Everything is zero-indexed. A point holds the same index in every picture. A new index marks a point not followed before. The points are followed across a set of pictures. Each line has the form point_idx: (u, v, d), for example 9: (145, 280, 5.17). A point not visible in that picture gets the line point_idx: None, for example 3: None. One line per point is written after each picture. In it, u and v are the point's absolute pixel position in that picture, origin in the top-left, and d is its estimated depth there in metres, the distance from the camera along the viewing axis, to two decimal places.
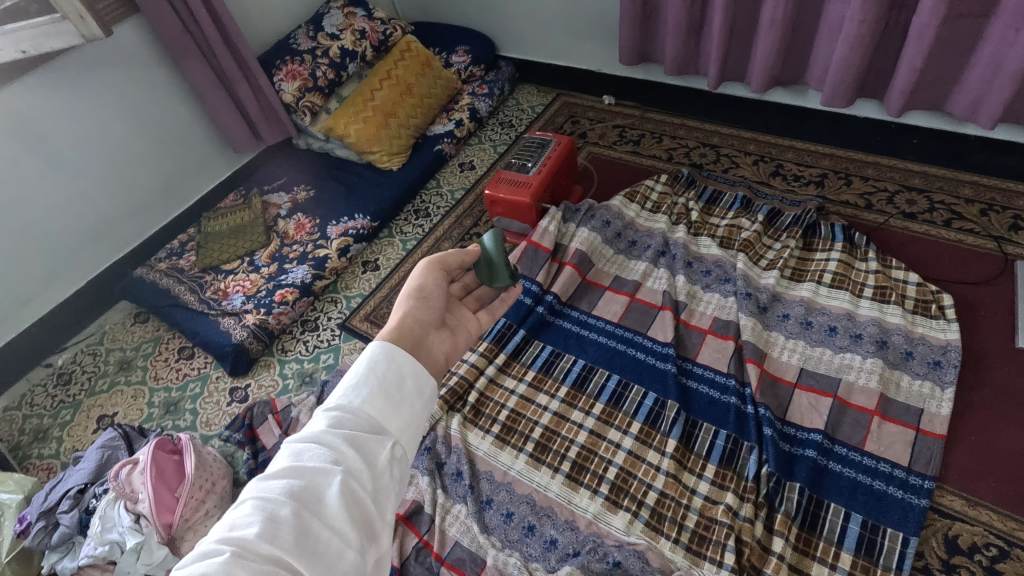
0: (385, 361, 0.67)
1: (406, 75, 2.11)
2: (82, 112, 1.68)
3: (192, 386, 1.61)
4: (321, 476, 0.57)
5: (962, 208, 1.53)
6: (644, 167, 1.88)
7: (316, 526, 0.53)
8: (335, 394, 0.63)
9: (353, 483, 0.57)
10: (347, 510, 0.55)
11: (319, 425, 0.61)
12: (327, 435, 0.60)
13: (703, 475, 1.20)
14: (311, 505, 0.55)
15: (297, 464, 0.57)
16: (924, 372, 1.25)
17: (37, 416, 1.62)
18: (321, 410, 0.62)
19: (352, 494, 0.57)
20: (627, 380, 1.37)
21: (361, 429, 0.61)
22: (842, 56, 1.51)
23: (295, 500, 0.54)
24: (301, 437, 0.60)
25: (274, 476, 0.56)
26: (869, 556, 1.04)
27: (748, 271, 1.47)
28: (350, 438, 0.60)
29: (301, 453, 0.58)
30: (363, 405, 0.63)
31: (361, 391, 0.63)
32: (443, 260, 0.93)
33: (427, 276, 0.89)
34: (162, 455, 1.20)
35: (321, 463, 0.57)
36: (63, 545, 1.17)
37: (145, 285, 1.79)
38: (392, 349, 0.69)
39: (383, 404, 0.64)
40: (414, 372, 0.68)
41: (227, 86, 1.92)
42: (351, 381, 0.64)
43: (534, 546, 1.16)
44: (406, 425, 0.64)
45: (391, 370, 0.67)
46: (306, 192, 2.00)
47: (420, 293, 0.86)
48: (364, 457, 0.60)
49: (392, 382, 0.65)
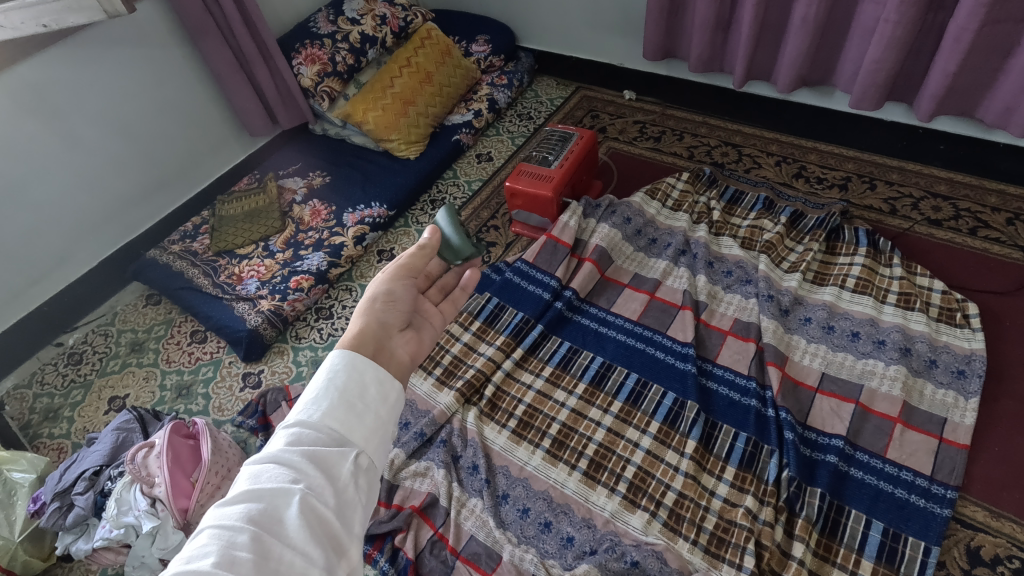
0: (345, 371, 0.66)
1: (426, 63, 2.09)
2: (98, 90, 1.66)
3: (205, 370, 1.60)
4: (280, 497, 0.56)
5: (989, 217, 1.52)
6: (664, 164, 1.86)
7: (276, 548, 0.52)
8: (294, 410, 0.62)
9: (315, 500, 0.56)
10: (311, 528, 0.55)
11: (277, 443, 0.60)
12: (285, 453, 0.59)
13: (722, 477, 1.19)
14: (270, 527, 0.54)
15: (255, 488, 0.56)
16: (948, 381, 1.24)
17: (48, 395, 1.61)
18: (280, 428, 0.61)
19: (315, 512, 0.56)
20: (646, 379, 1.36)
21: (323, 444, 0.60)
22: (875, 57, 1.49)
23: (253, 524, 0.53)
24: (260, 458, 0.59)
25: (232, 502, 0.55)
26: (890, 564, 1.04)
27: (770, 273, 1.46)
28: (310, 454, 0.59)
29: (259, 475, 0.57)
30: (324, 418, 0.61)
31: (321, 405, 0.62)
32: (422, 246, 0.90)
33: (399, 275, 0.86)
34: (178, 439, 1.20)
35: (280, 483, 0.56)
36: (77, 527, 1.16)
37: (158, 267, 1.78)
38: (353, 356, 0.67)
39: (345, 415, 0.62)
40: (378, 378, 0.67)
41: (246, 68, 1.89)
42: (310, 394, 0.63)
43: (551, 543, 1.15)
44: (371, 434, 0.63)
45: (352, 379, 0.65)
46: (321, 178, 1.99)
47: (388, 296, 0.83)
48: (326, 473, 0.59)
49: (354, 392, 0.64)
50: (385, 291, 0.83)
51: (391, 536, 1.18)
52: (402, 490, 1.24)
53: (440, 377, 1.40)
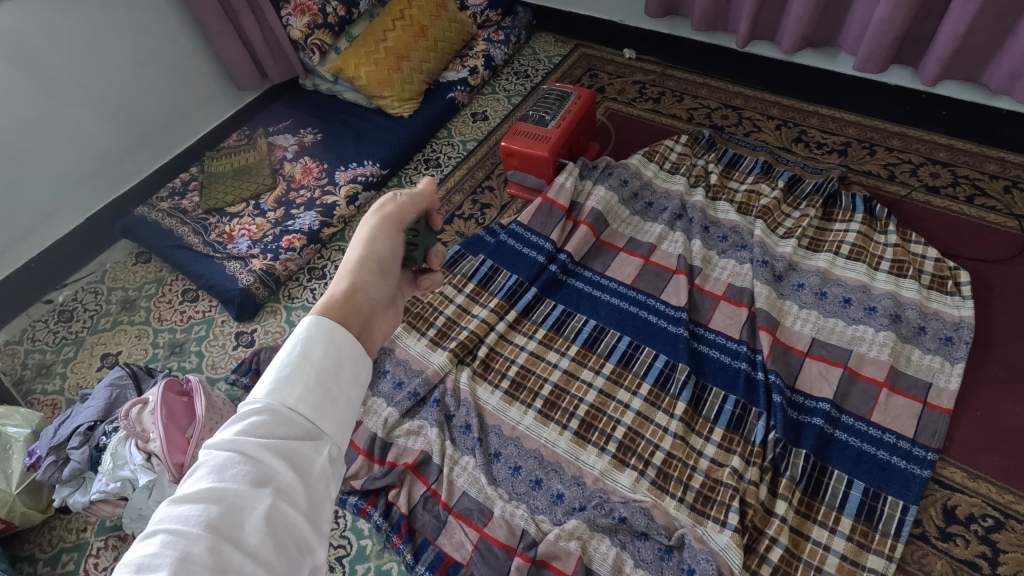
0: (322, 346, 0.63)
1: (421, 15, 2.00)
2: (77, 39, 1.60)
3: (197, 328, 1.60)
4: (244, 499, 0.54)
5: (986, 184, 1.51)
6: (663, 126, 1.83)
7: (238, 557, 0.51)
8: (264, 390, 0.60)
9: (282, 502, 0.55)
10: (276, 533, 0.54)
11: (243, 431, 0.57)
12: (252, 446, 0.56)
13: (710, 438, 1.21)
14: (231, 533, 0.52)
15: (217, 487, 0.53)
16: (935, 347, 1.26)
17: (39, 351, 1.60)
18: (246, 411, 0.58)
19: (282, 515, 0.55)
20: (639, 342, 1.37)
21: (295, 435, 0.59)
22: (882, 18, 1.45)
23: (212, 531, 0.51)
24: (222, 449, 0.56)
25: (189, 501, 0.52)
26: (868, 522, 1.07)
27: (765, 239, 1.45)
28: (279, 448, 0.58)
29: (221, 470, 0.55)
30: (298, 404, 0.60)
31: (295, 388, 0.60)
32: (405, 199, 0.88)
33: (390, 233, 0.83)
34: (172, 396, 1.20)
35: (244, 483, 0.54)
36: (74, 480, 1.18)
37: (147, 224, 1.75)
38: (331, 328, 0.65)
39: (320, 401, 0.61)
40: (353, 357, 0.65)
41: (231, 18, 1.85)
42: (282, 372, 0.61)
43: (540, 500, 1.17)
44: (344, 422, 0.63)
45: (328, 357, 0.63)
46: (312, 136, 1.94)
47: (378, 263, 0.80)
48: (297, 468, 0.58)
49: (330, 373, 0.62)
50: (371, 255, 0.80)
51: (385, 491, 1.22)
52: (396, 447, 1.27)
53: (433, 338, 1.41)
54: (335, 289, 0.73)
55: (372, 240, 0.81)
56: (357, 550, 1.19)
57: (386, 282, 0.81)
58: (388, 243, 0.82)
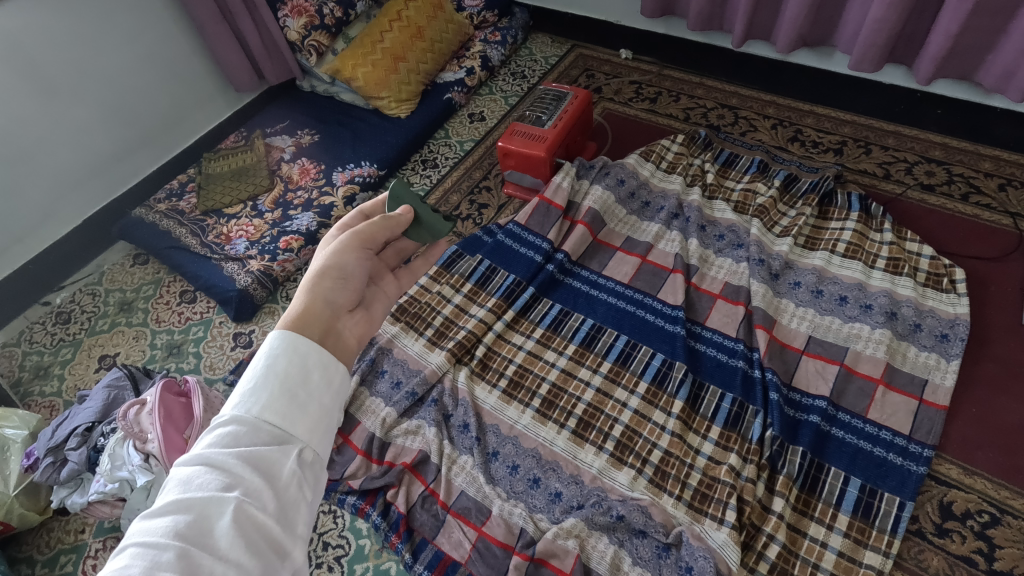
0: (286, 355, 0.64)
1: (417, 16, 2.01)
2: (74, 41, 1.60)
3: (195, 330, 1.60)
4: (211, 506, 0.54)
5: (981, 182, 1.51)
6: (660, 125, 1.83)
7: (207, 563, 0.51)
8: (231, 403, 0.61)
9: (251, 506, 0.56)
10: (246, 536, 0.54)
11: (211, 443, 0.58)
12: (219, 455, 0.57)
13: (708, 436, 1.22)
14: (200, 540, 0.52)
15: (184, 497, 0.54)
16: (931, 344, 1.26)
17: (37, 353, 1.60)
18: (214, 424, 0.60)
19: (251, 519, 0.55)
20: (636, 341, 1.37)
21: (262, 442, 0.59)
22: (877, 17, 1.46)
23: (179, 539, 0.51)
24: (189, 462, 0.57)
25: (158, 513, 0.53)
26: (865, 518, 1.08)
27: (761, 237, 1.46)
28: (246, 455, 0.58)
29: (190, 481, 0.56)
30: (263, 412, 0.60)
31: (260, 397, 0.61)
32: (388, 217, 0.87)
33: (354, 241, 0.81)
34: (169, 397, 1.20)
35: (212, 491, 0.55)
36: (72, 481, 1.17)
37: (145, 225, 1.75)
38: (293, 338, 0.65)
39: (286, 407, 0.61)
40: (321, 362, 0.66)
41: (228, 20, 1.86)
42: (249, 383, 0.62)
43: (539, 498, 1.18)
44: (315, 426, 0.63)
45: (292, 365, 0.63)
46: (310, 137, 1.94)
47: (338, 270, 0.77)
48: (265, 473, 0.58)
49: (295, 380, 0.63)
50: (333, 265, 0.77)
51: (383, 490, 1.22)
52: (394, 447, 1.27)
53: (431, 338, 1.41)
54: (295, 301, 0.72)
55: (336, 251, 0.78)
56: (355, 549, 1.19)
57: (350, 287, 0.78)
58: (353, 253, 0.80)
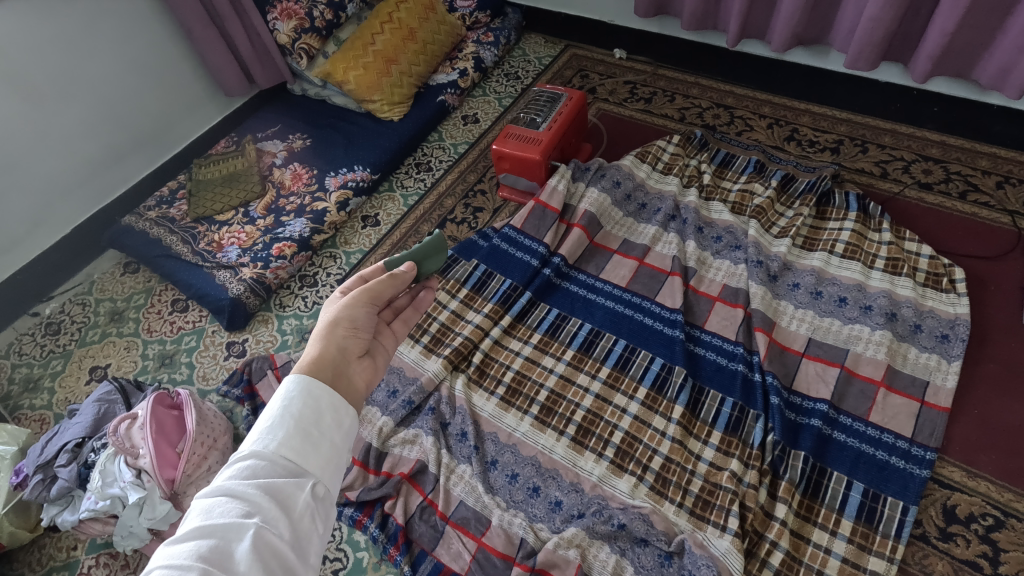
0: (301, 397, 0.67)
1: (409, 18, 1.98)
2: (60, 47, 1.57)
3: (188, 339, 1.57)
4: (232, 531, 0.57)
5: (978, 180, 1.50)
6: (655, 126, 1.82)
7: None
8: (249, 439, 0.64)
9: (269, 533, 0.58)
10: (264, 560, 0.57)
11: (231, 475, 0.61)
12: (239, 485, 0.60)
13: (709, 442, 1.20)
14: (222, 564, 0.55)
15: (206, 523, 0.57)
16: (932, 345, 1.25)
17: (26, 365, 1.57)
18: (234, 459, 0.62)
19: (269, 545, 0.58)
20: (634, 345, 1.36)
21: (279, 475, 0.62)
22: (872, 15, 1.45)
23: (203, 561, 0.54)
24: (211, 492, 0.60)
25: (182, 539, 0.55)
26: (868, 523, 1.07)
27: (759, 239, 1.45)
28: (265, 485, 0.61)
29: (211, 510, 0.58)
30: (279, 448, 0.63)
31: (277, 435, 0.64)
32: (394, 275, 0.84)
33: (364, 297, 0.80)
34: (161, 410, 1.19)
35: (233, 518, 0.58)
36: (63, 499, 1.15)
37: (135, 234, 1.73)
38: (308, 381, 0.69)
39: (301, 444, 0.64)
40: (333, 405, 0.69)
41: (217, 24, 1.83)
42: (267, 422, 0.64)
43: (539, 507, 1.16)
44: (327, 462, 0.66)
45: (307, 406, 0.67)
46: (301, 141, 1.92)
47: (350, 322, 0.78)
48: (281, 504, 0.61)
49: (310, 420, 0.66)
50: (344, 317, 0.78)
51: (381, 502, 1.20)
52: (391, 457, 1.25)
53: (428, 345, 1.39)
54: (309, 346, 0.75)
55: (348, 303, 0.79)
56: (353, 563, 1.17)
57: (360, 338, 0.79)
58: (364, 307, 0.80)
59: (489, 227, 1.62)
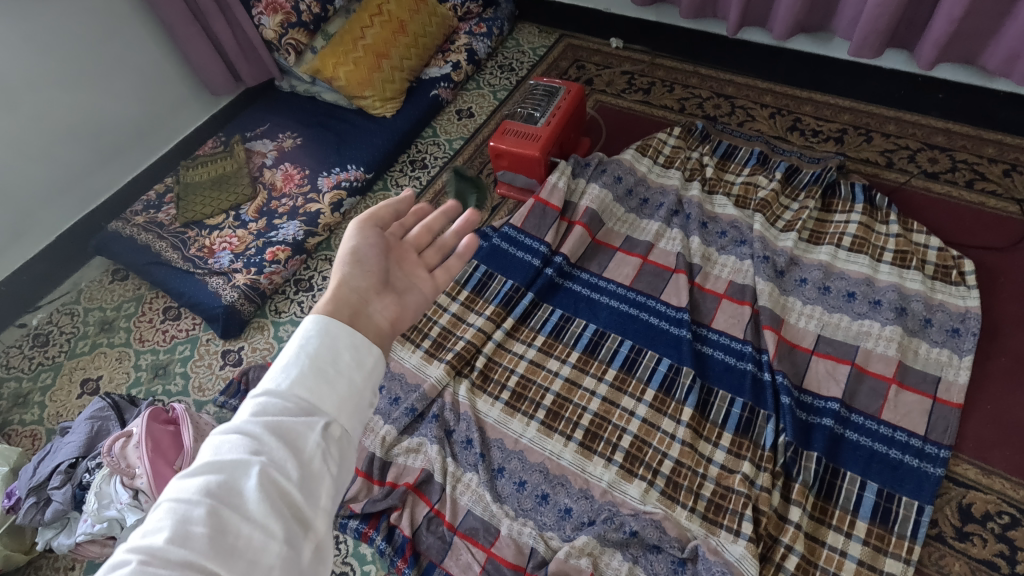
0: (316, 339, 0.65)
1: (399, 10, 1.92)
2: (36, 48, 1.51)
3: (181, 349, 1.53)
4: (240, 468, 0.57)
5: (985, 169, 1.48)
6: (654, 118, 1.78)
7: (235, 521, 0.54)
8: (264, 379, 0.63)
9: (276, 472, 0.57)
10: (271, 502, 0.55)
11: (245, 415, 0.60)
12: (249, 424, 0.59)
13: (719, 444, 1.18)
14: (229, 500, 0.55)
15: (216, 460, 0.57)
16: (943, 340, 1.24)
17: (15, 379, 1.53)
18: (249, 397, 0.62)
19: (274, 484, 0.56)
20: (640, 345, 1.33)
21: (290, 415, 0.60)
22: (878, 2, 1.42)
23: (210, 498, 0.54)
24: (226, 429, 0.60)
25: (193, 473, 0.56)
26: (884, 525, 1.05)
27: (765, 233, 1.42)
28: (272, 425, 0.59)
29: (222, 445, 0.59)
30: (291, 389, 0.61)
31: (290, 373, 0.62)
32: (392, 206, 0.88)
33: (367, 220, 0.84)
34: (156, 426, 1.14)
35: (241, 455, 0.57)
36: (58, 521, 1.12)
37: (121, 240, 1.67)
38: (325, 322, 0.66)
39: (314, 384, 0.62)
40: (351, 345, 0.66)
41: (201, 22, 1.77)
42: (283, 364, 0.63)
43: (548, 515, 1.14)
44: (341, 404, 0.63)
45: (321, 347, 0.64)
46: (292, 140, 1.87)
47: (354, 254, 0.80)
48: (291, 445, 0.59)
49: (324, 359, 0.64)
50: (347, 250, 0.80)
51: (386, 513, 1.18)
52: (395, 467, 1.22)
53: (429, 350, 1.36)
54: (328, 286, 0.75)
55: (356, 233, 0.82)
56: None
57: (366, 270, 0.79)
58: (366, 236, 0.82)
59: (488, 226, 1.58)
